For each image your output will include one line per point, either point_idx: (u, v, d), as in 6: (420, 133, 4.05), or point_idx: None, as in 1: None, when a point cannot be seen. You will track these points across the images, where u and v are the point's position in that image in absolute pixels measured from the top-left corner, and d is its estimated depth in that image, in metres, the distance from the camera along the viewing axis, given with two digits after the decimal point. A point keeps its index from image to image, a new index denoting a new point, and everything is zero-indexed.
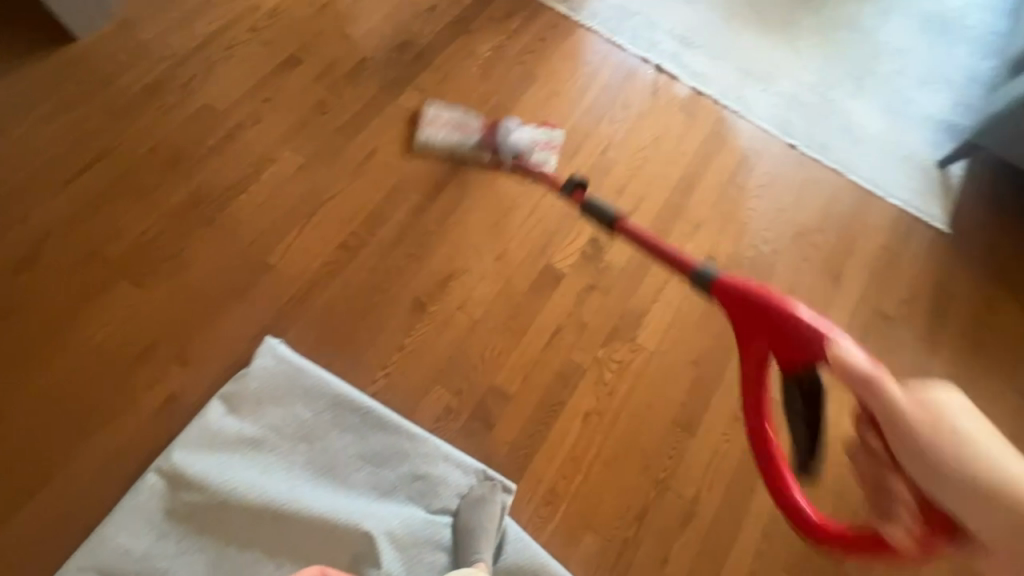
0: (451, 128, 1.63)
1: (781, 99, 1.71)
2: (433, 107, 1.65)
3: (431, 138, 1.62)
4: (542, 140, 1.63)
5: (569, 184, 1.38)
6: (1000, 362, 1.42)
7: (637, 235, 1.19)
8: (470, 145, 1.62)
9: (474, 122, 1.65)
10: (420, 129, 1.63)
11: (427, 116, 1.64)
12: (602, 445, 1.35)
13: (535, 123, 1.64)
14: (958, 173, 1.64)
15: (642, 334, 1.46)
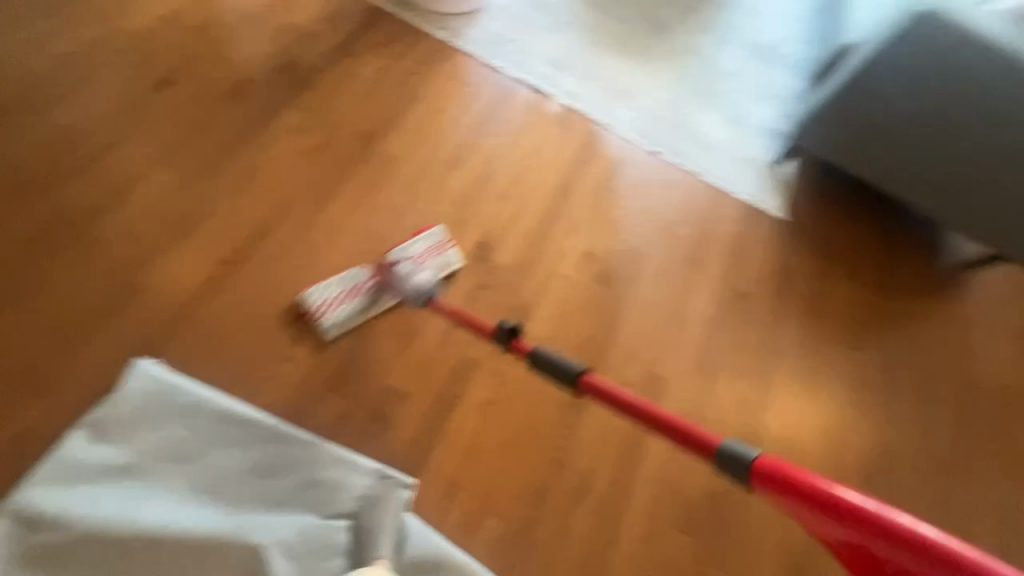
0: (347, 299, 1.46)
1: (644, 114, 2.14)
2: (315, 291, 1.44)
3: (337, 322, 1.44)
4: (432, 255, 1.58)
5: (503, 334, 1.27)
6: (800, 312, 1.85)
7: (612, 399, 1.07)
8: (377, 307, 1.49)
9: (364, 277, 1.49)
10: (317, 323, 1.43)
11: (314, 301, 1.43)
12: (499, 431, 1.43)
13: (415, 241, 1.57)
14: (789, 171, 2.15)
15: (531, 325, 1.62)
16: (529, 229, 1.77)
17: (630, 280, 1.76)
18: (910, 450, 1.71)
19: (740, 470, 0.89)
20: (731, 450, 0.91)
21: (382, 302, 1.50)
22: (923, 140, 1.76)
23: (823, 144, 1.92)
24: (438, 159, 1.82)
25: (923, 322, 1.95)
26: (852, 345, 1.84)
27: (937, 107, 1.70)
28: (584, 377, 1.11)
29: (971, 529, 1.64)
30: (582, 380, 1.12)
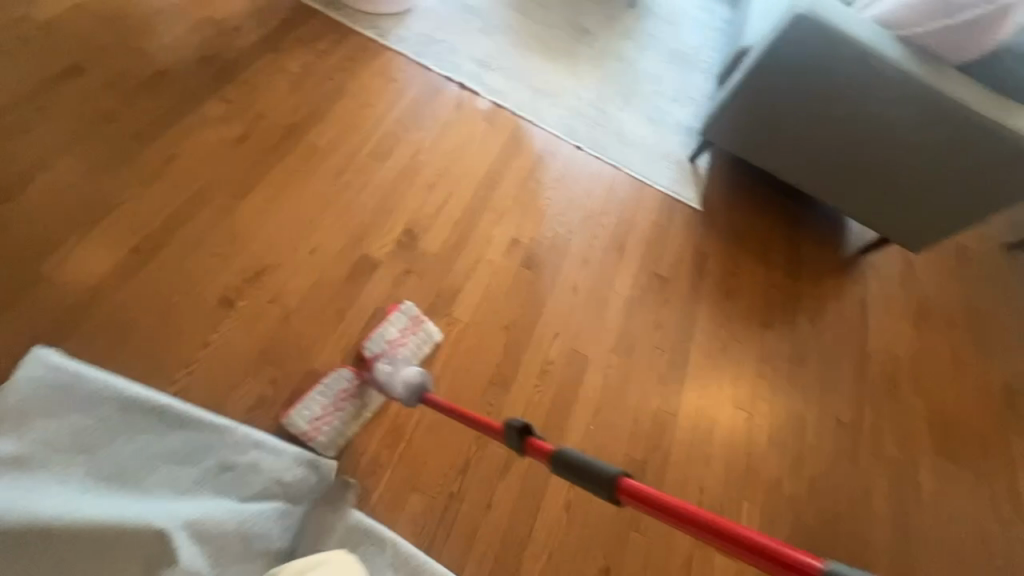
0: (334, 409, 1.36)
1: (569, 112, 2.24)
2: (298, 410, 1.33)
3: (331, 436, 1.34)
4: (408, 335, 1.51)
5: (515, 435, 0.98)
6: (715, 293, 1.98)
7: (665, 514, 0.73)
8: (369, 408, 1.39)
9: (346, 380, 1.39)
10: (312, 446, 1.32)
11: (301, 425, 1.32)
12: (424, 410, 1.45)
13: (386, 325, 1.49)
14: (703, 165, 2.31)
15: (456, 308, 1.65)
16: (456, 217, 1.82)
17: (555, 265, 1.83)
18: (816, 415, 1.84)
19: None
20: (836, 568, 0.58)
21: (371, 403, 1.40)
22: (809, 130, 1.98)
23: (727, 137, 2.12)
24: (364, 152, 1.84)
25: (825, 300, 2.13)
26: (762, 322, 1.98)
27: (818, 102, 1.90)
28: (623, 486, 0.79)
29: (871, 484, 1.78)
30: (621, 490, 0.79)
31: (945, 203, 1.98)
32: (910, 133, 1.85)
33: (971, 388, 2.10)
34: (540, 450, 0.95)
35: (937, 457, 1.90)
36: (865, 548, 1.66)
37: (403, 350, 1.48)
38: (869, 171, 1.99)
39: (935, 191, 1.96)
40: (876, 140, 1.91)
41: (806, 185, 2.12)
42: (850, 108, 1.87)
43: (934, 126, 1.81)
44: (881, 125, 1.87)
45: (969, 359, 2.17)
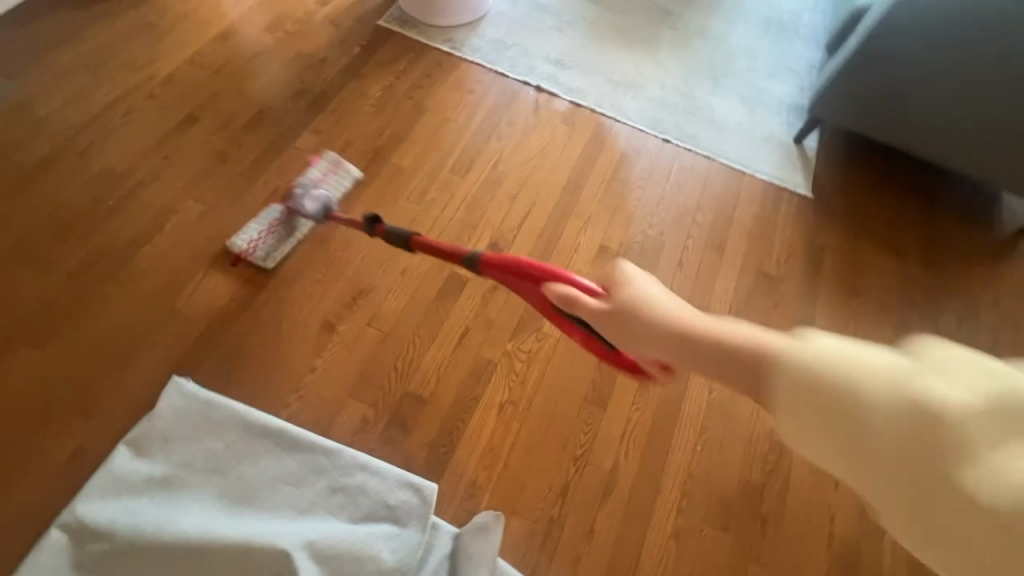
0: (268, 232, 1.60)
1: (652, 102, 2.10)
2: (238, 235, 1.59)
3: (269, 253, 1.59)
4: (331, 176, 1.73)
5: (366, 221, 1.38)
6: (835, 291, 1.75)
7: (423, 246, 1.22)
8: (297, 232, 1.64)
9: (277, 212, 1.64)
10: (250, 259, 1.58)
11: (240, 244, 1.57)
12: (518, 431, 1.43)
13: (310, 168, 1.70)
14: (812, 146, 2.06)
15: (546, 323, 1.60)
16: (540, 227, 1.77)
17: (647, 271, 1.72)
18: None
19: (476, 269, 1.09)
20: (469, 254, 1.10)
21: (300, 230, 1.64)
22: (961, 102, 1.67)
23: (849, 117, 1.86)
24: (446, 168, 1.85)
25: (978, 292, 1.80)
26: (897, 322, 1.71)
27: (967, 69, 1.61)
28: (412, 238, 1.26)
29: None
30: (410, 241, 1.27)
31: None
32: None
33: None
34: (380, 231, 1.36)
35: None
36: None
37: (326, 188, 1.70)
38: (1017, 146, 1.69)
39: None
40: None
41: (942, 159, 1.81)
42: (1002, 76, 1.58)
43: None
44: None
45: None
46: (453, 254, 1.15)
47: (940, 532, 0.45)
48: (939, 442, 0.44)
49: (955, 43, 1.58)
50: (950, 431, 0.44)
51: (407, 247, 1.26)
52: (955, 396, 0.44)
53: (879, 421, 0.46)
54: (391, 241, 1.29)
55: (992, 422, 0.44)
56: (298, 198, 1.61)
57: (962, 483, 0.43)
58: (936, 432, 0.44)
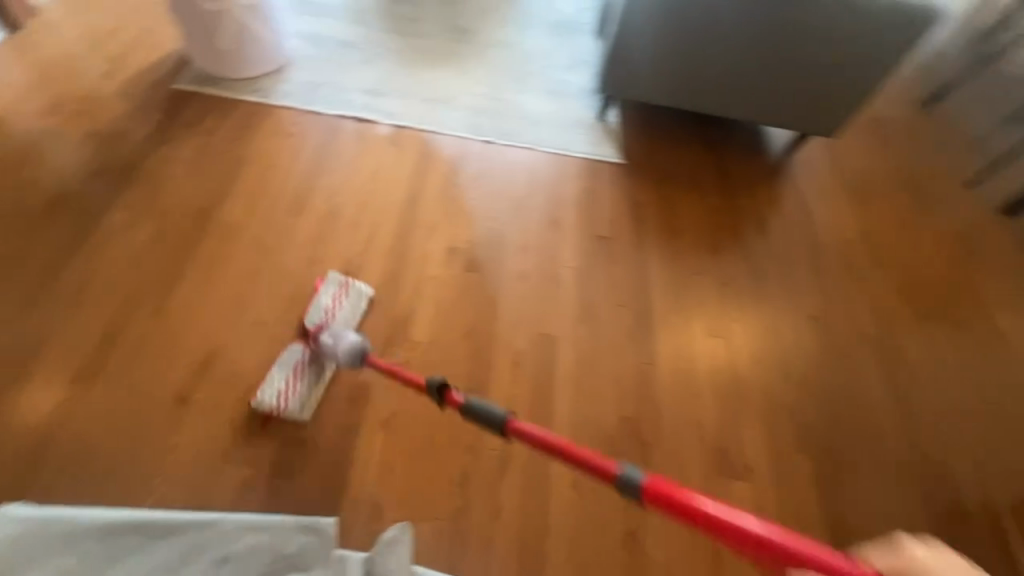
0: (296, 379, 1.45)
1: (469, 111, 2.26)
2: (267, 389, 1.42)
3: (302, 403, 1.43)
4: (341, 300, 1.61)
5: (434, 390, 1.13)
6: (659, 236, 2.01)
7: (529, 437, 0.88)
8: (328, 371, 1.50)
9: (299, 354, 1.49)
10: (284, 415, 1.41)
11: (269, 402, 1.41)
12: (408, 440, 1.45)
13: (318, 298, 1.59)
14: (614, 119, 2.33)
15: (413, 332, 1.64)
16: (388, 245, 1.82)
17: (497, 259, 1.84)
18: (790, 317, 1.87)
19: (639, 498, 0.67)
20: (626, 471, 0.70)
21: (328, 369, 1.50)
22: (690, 60, 2.05)
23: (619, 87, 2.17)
24: (280, 211, 1.84)
25: (766, 209, 2.16)
26: (712, 249, 2.00)
27: (685, 35, 1.99)
28: (509, 424, 0.93)
29: (861, 366, 1.80)
30: (507, 426, 0.94)
31: (862, 85, 2.05)
32: (805, 29, 1.91)
33: (926, 246, 2.16)
34: (452, 401, 1.10)
35: (916, 320, 1.94)
36: (871, 428, 1.68)
37: (340, 316, 1.58)
38: (744, 87, 2.09)
39: (846, 74, 2.02)
40: (776, 53, 1.98)
41: (697, 105, 2.18)
42: (711, 35, 1.97)
43: (821, 22, 1.89)
44: (773, 40, 1.95)
45: (917, 220, 2.23)
46: (596, 467, 0.75)
47: None
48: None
49: (684, 20, 1.95)
50: None
51: (505, 435, 0.93)
52: None
53: None
54: (478, 421, 0.97)
55: None
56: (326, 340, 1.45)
57: None
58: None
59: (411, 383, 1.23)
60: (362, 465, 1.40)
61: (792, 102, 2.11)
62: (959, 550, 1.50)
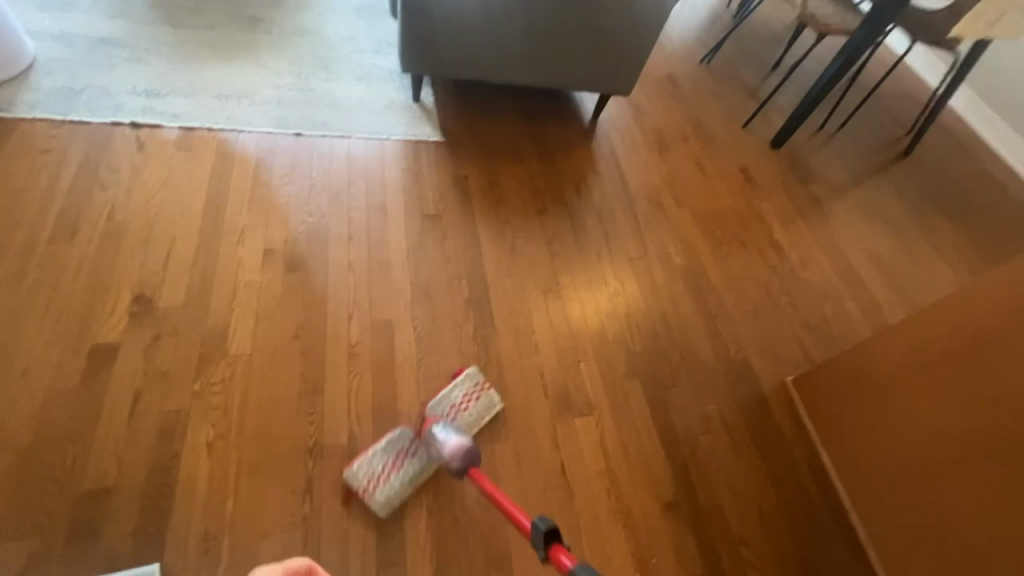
0: (395, 466, 1.36)
1: (270, 104, 2.11)
2: (364, 460, 1.36)
3: (387, 496, 1.33)
4: (473, 400, 1.52)
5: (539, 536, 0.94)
6: (487, 207, 2.07)
7: None
8: (428, 470, 1.39)
9: (406, 439, 1.41)
10: (366, 499, 1.32)
11: (360, 478, 1.33)
12: (238, 459, 1.34)
13: (450, 389, 1.51)
14: (429, 100, 2.33)
15: (232, 344, 1.51)
16: (190, 258, 1.64)
17: (321, 254, 1.76)
18: (612, 262, 2.05)
19: None
20: None
21: (426, 468, 1.38)
22: (486, 30, 2.10)
23: (422, 62, 2.18)
24: (44, 240, 1.58)
25: (583, 168, 2.32)
26: (538, 212, 2.11)
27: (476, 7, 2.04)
28: None
29: (676, 292, 2.03)
30: None
31: (643, 45, 2.23)
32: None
33: (718, 182, 2.48)
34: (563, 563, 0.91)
35: (715, 246, 2.23)
36: (690, 344, 1.90)
37: (466, 417, 1.49)
38: (541, 55, 2.21)
39: (629, 36, 2.18)
40: (558, 18, 2.10)
41: (502, 75, 2.27)
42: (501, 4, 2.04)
43: None
44: (554, 7, 2.06)
45: (708, 161, 2.56)
46: None
47: None
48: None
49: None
50: None
51: None
52: None
53: None
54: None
55: None
56: (437, 431, 1.32)
57: None
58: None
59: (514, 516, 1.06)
60: (187, 498, 1.27)
61: (587, 67, 2.27)
62: (766, 428, 1.77)
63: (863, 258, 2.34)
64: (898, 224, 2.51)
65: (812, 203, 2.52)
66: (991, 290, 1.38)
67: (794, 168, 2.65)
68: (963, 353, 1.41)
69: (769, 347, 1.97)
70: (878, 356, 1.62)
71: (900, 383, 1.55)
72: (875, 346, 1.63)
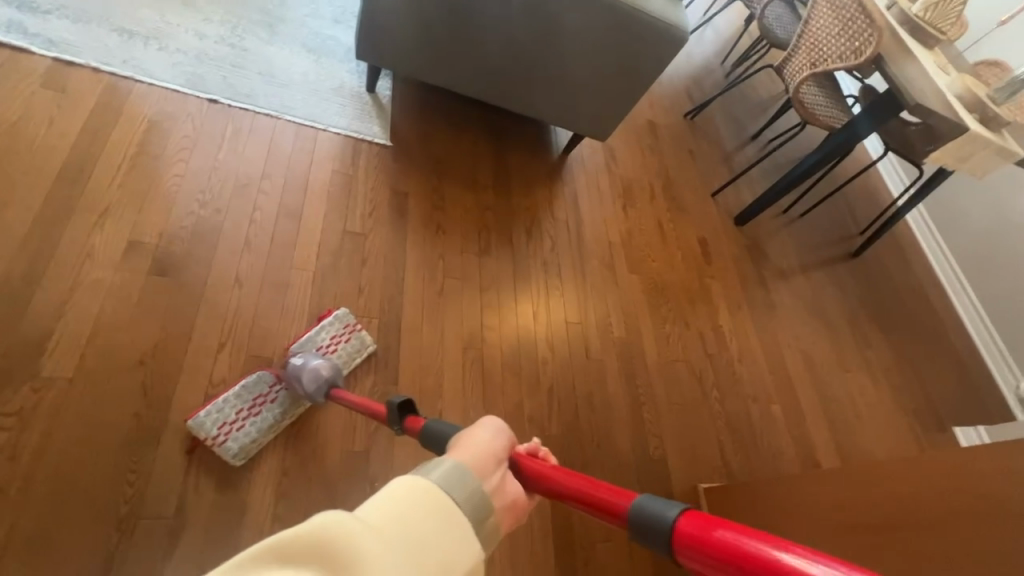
0: (252, 412, 1.25)
1: (186, 55, 1.74)
2: (211, 411, 1.22)
3: (242, 445, 1.22)
4: (342, 341, 1.46)
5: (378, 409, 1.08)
6: (422, 235, 1.81)
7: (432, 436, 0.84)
8: (290, 414, 1.30)
9: (265, 385, 1.30)
10: (219, 450, 1.20)
11: (209, 429, 1.20)
12: (12, 522, 1.04)
13: (316, 330, 1.43)
14: (386, 94, 2.04)
15: (49, 362, 1.19)
16: (23, 237, 1.29)
17: (203, 258, 1.44)
18: (547, 324, 1.85)
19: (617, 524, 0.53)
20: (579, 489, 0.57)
21: (293, 411, 1.31)
22: (461, 38, 1.86)
23: (383, 53, 1.89)
24: None
25: (539, 208, 2.11)
26: (479, 250, 1.87)
27: (454, 11, 1.79)
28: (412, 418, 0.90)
29: (606, 368, 1.88)
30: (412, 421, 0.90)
31: (629, 90, 2.02)
32: (574, 24, 1.81)
33: (674, 250, 2.35)
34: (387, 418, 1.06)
35: (658, 321, 2.09)
36: (608, 432, 1.76)
37: (338, 357, 1.43)
38: (518, 79, 1.98)
39: (617, 76, 1.97)
40: (545, 42, 1.87)
41: (472, 90, 2.02)
42: (480, 13, 1.79)
43: (587, 22, 1.80)
44: (539, 28, 1.83)
45: (671, 226, 2.42)
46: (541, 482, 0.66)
47: None
48: (335, 568, 0.39)
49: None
50: None
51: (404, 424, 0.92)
52: None
53: None
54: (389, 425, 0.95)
55: None
56: (295, 365, 1.30)
57: None
58: (337, 557, 0.40)
59: (350, 403, 1.20)
60: None
61: (567, 102, 2.05)
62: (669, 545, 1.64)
63: (801, 359, 2.28)
64: (839, 328, 2.47)
65: (763, 289, 2.44)
66: (890, 475, 1.23)
67: (752, 250, 2.57)
68: (874, 527, 1.18)
69: (689, 446, 1.86)
70: (797, 496, 1.44)
71: (799, 531, 1.37)
72: (795, 485, 1.47)
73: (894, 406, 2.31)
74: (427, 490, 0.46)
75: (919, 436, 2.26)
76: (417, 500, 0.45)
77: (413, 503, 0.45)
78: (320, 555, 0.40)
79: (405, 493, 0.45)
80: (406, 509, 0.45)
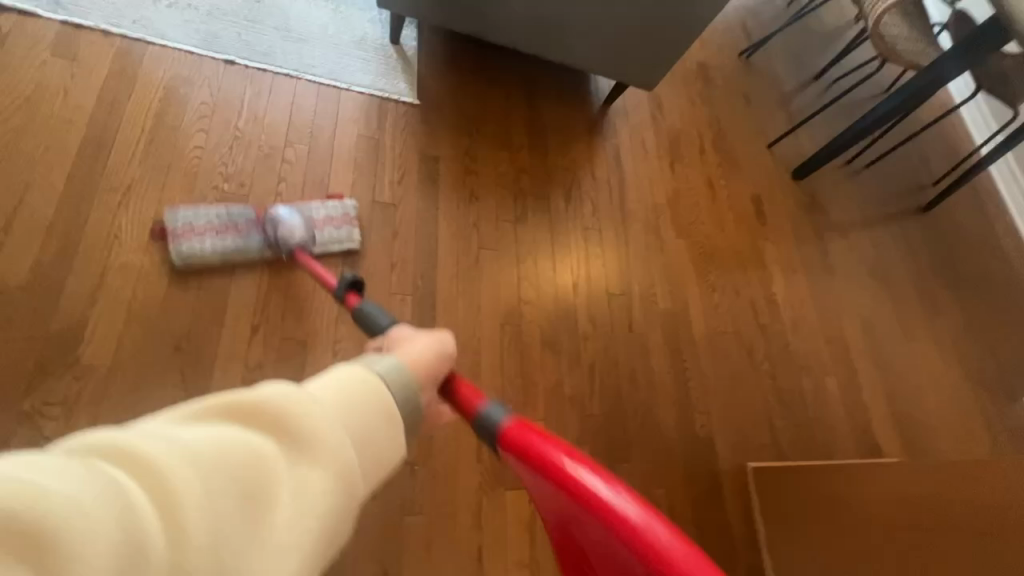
0: (218, 230, 1.32)
1: (199, 11, 1.61)
2: (188, 210, 1.32)
3: (194, 249, 1.29)
4: (333, 224, 1.48)
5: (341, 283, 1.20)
6: (455, 203, 1.69)
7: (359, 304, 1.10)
8: (250, 252, 1.35)
9: (246, 217, 1.37)
10: (174, 243, 1.29)
11: (179, 221, 1.30)
12: None
13: (317, 203, 1.47)
14: (412, 46, 1.87)
15: (87, 350, 1.18)
16: (49, 221, 1.26)
17: None
18: (587, 296, 1.75)
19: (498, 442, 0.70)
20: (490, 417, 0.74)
21: (254, 249, 1.35)
22: None
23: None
24: None
25: (579, 168, 1.95)
26: (515, 217, 1.76)
27: None
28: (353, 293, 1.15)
29: (650, 342, 1.78)
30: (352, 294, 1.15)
31: (683, 31, 1.77)
32: None
33: (725, 210, 2.16)
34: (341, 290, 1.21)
35: (706, 290, 1.95)
36: (651, 409, 1.69)
37: (320, 233, 1.44)
38: (555, 23, 1.76)
39: (670, 15, 1.72)
40: None
41: (504, 40, 1.82)
42: None
43: None
44: None
45: (722, 183, 2.22)
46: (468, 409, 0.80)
47: (315, 457, 0.50)
48: (281, 429, 0.50)
49: None
50: (270, 464, 0.47)
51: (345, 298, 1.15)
52: (275, 461, 0.48)
53: (286, 452, 0.49)
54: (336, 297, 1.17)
55: (278, 461, 0.48)
56: (278, 212, 1.36)
57: (289, 470, 0.48)
58: (285, 423, 0.50)
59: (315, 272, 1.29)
60: None
61: (610, 49, 1.82)
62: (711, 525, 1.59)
63: (860, 328, 2.12)
64: (904, 292, 2.26)
65: (821, 251, 2.24)
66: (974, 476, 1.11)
67: (811, 207, 2.34)
68: None
69: (736, 423, 1.77)
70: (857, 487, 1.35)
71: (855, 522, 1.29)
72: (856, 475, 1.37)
73: (961, 376, 2.14)
74: (367, 379, 0.61)
75: (987, 409, 2.10)
76: (358, 388, 0.59)
77: (355, 387, 0.59)
78: (267, 416, 0.50)
79: (348, 380, 0.59)
80: (347, 392, 0.57)
